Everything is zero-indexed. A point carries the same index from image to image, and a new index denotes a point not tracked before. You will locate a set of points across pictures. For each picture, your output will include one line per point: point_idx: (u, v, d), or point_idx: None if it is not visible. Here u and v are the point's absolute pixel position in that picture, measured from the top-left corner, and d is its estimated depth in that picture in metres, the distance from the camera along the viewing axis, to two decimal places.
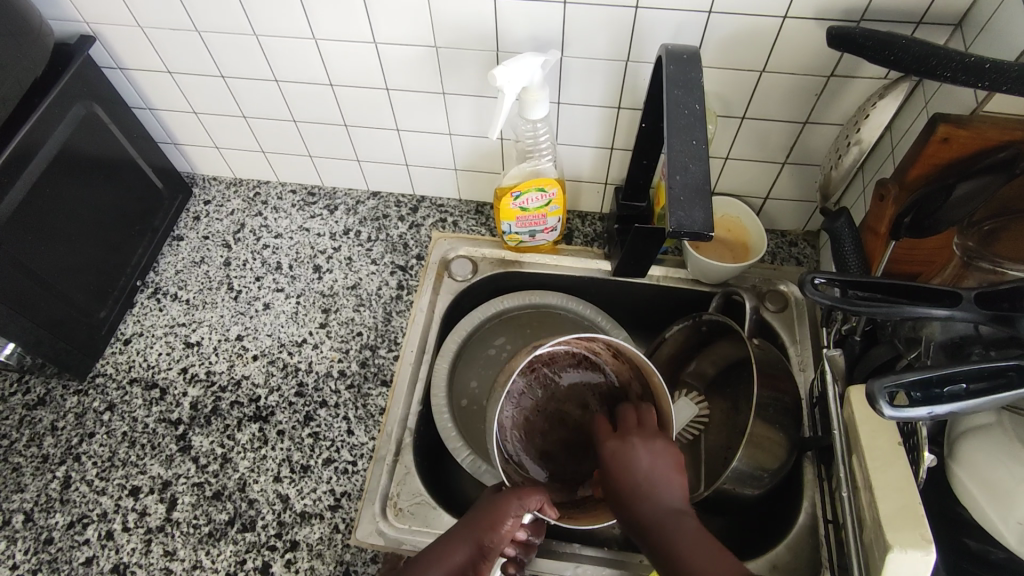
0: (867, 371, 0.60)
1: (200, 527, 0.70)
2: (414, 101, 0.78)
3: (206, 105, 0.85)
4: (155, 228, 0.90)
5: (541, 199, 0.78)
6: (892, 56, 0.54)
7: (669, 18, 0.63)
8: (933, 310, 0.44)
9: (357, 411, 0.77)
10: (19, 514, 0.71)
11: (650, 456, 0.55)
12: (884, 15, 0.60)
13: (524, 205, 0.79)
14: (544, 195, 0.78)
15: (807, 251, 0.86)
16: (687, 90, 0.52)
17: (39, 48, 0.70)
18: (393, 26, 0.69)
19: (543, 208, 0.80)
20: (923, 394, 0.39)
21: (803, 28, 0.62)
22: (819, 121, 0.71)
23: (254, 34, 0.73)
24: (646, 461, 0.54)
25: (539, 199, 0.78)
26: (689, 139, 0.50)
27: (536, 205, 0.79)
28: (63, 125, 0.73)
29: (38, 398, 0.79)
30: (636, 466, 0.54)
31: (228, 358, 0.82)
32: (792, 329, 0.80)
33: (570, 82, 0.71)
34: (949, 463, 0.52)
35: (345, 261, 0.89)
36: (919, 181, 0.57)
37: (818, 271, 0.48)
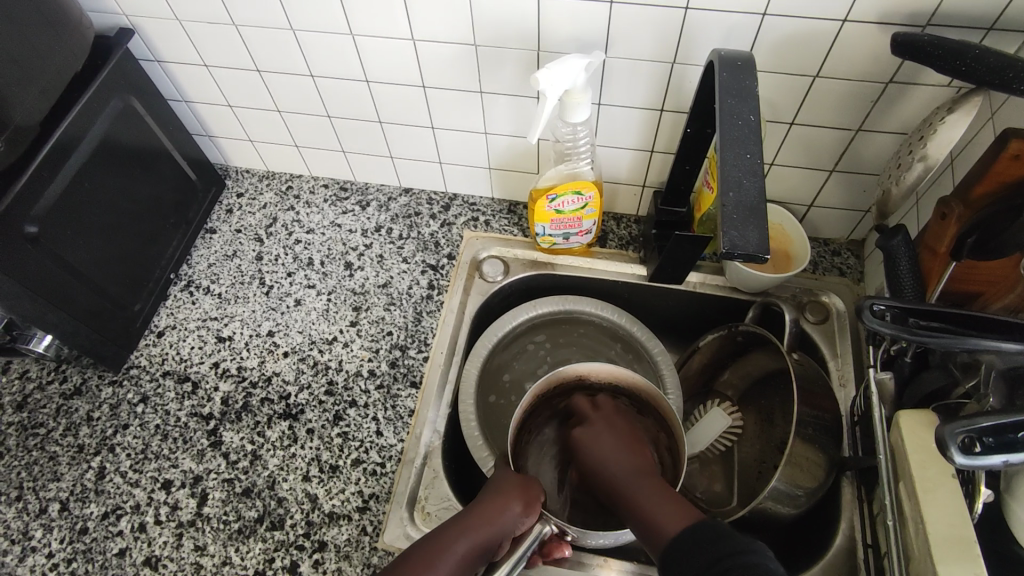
0: (918, 395, 0.57)
1: (230, 523, 0.70)
2: (450, 99, 0.76)
3: (241, 99, 0.84)
4: (189, 220, 0.90)
5: (576, 203, 0.76)
6: (963, 66, 0.50)
7: (720, 20, 0.60)
8: (1002, 342, 0.42)
9: (385, 411, 0.77)
10: (55, 502, 0.73)
11: (615, 446, 0.57)
12: (953, 20, 0.56)
13: (558, 208, 0.77)
14: (580, 199, 0.76)
15: (852, 261, 0.83)
16: (741, 100, 0.50)
17: (78, 39, 0.70)
18: (432, 24, 0.67)
19: (579, 212, 0.78)
20: (997, 440, 0.36)
21: (863, 33, 0.59)
22: (873, 129, 0.68)
23: (292, 30, 0.72)
24: (605, 438, 0.58)
25: (574, 202, 0.77)
26: (744, 151, 0.48)
27: (572, 208, 0.77)
28: (101, 118, 0.72)
29: (75, 387, 0.80)
30: (594, 441, 0.58)
31: (259, 353, 0.82)
32: (834, 342, 0.77)
33: (612, 84, 0.69)
34: (1006, 498, 0.49)
35: (376, 258, 0.89)
36: (984, 200, 0.54)
37: (877, 297, 0.46)
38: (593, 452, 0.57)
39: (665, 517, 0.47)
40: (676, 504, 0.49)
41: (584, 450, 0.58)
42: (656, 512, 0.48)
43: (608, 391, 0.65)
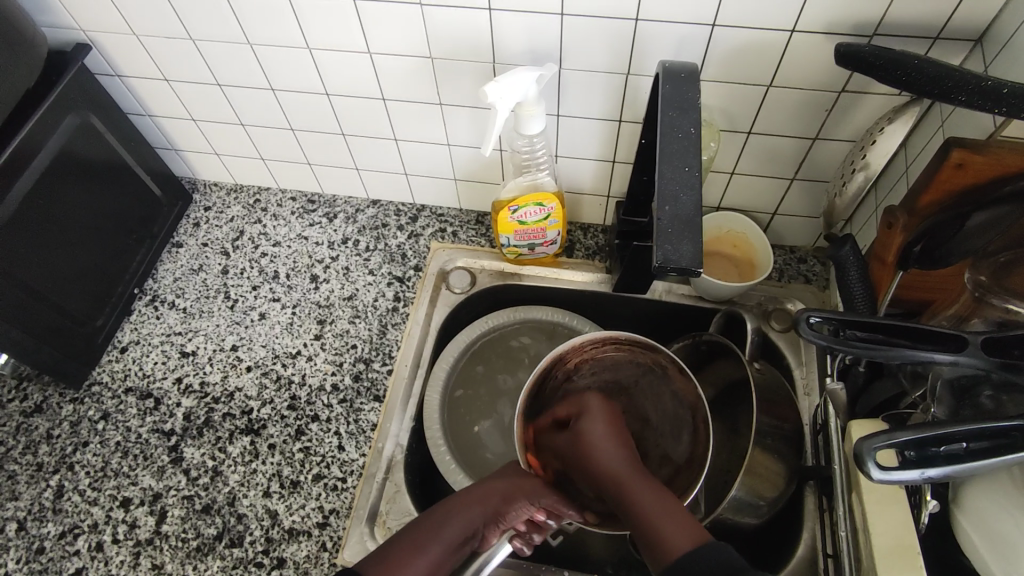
0: (870, 405, 0.57)
1: (188, 541, 0.70)
2: (410, 111, 0.76)
3: (205, 113, 0.84)
4: (154, 234, 0.89)
5: (540, 213, 0.76)
6: (903, 77, 0.50)
7: (670, 32, 0.60)
8: (935, 354, 0.42)
9: (348, 426, 0.76)
10: (12, 522, 0.72)
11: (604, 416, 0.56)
12: (900, 30, 0.57)
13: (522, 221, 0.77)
14: (545, 209, 0.76)
15: (817, 268, 0.83)
16: (682, 113, 0.50)
17: (33, 53, 0.69)
18: (386, 37, 0.67)
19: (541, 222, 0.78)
20: (917, 454, 0.36)
21: (812, 43, 0.59)
22: (829, 138, 0.68)
23: (249, 44, 0.72)
24: (595, 435, 0.54)
25: (539, 212, 0.76)
26: (682, 165, 0.48)
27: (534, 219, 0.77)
28: (58, 133, 0.72)
29: (35, 405, 0.79)
30: (607, 452, 0.52)
31: (222, 368, 0.81)
32: (799, 350, 0.77)
33: (569, 95, 0.69)
34: (952, 508, 0.49)
35: (342, 271, 0.88)
36: (931, 207, 0.53)
37: (814, 309, 0.45)
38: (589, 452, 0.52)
39: (675, 527, 0.43)
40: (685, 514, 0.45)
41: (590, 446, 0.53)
42: (666, 525, 0.44)
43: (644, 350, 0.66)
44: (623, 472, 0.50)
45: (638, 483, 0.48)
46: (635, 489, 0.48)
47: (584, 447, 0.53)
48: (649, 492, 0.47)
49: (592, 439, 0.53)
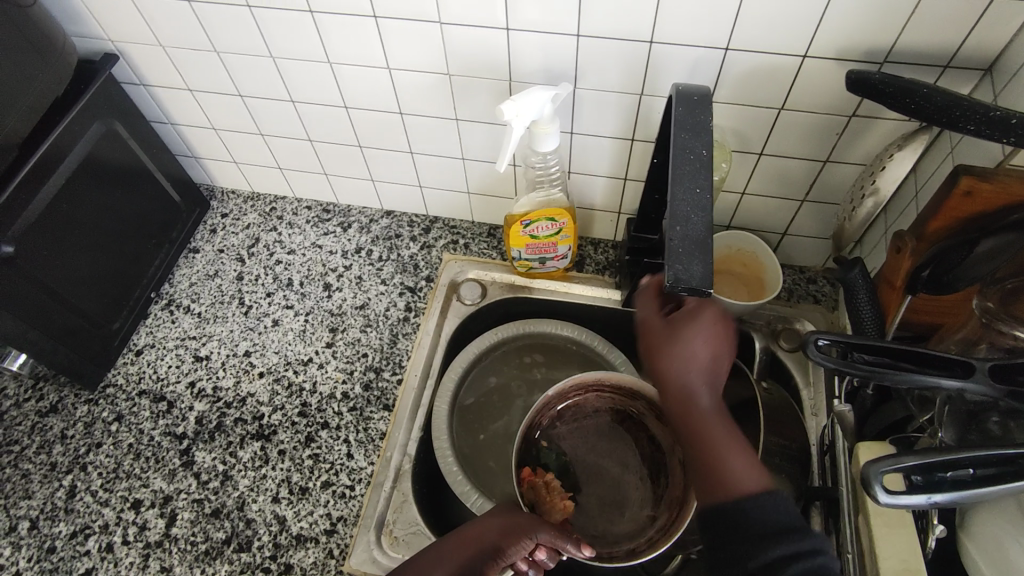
0: (878, 427, 0.57)
1: (197, 545, 0.71)
2: (427, 125, 0.78)
3: (225, 122, 0.86)
4: (171, 240, 0.91)
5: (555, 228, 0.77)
6: (913, 105, 0.51)
7: (684, 54, 0.62)
8: (940, 379, 0.43)
9: (357, 434, 0.77)
10: (25, 521, 0.73)
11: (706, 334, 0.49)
12: (911, 57, 0.58)
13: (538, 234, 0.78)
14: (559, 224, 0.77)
15: (826, 289, 0.83)
16: (695, 135, 0.51)
17: (62, 62, 0.71)
18: (405, 53, 0.68)
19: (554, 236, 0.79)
20: (924, 479, 0.37)
21: (823, 68, 0.60)
22: (840, 161, 0.69)
23: (271, 57, 0.74)
24: (695, 350, 0.49)
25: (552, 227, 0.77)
26: (694, 186, 0.49)
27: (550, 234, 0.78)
28: (83, 140, 0.74)
29: (50, 405, 0.81)
30: (698, 391, 0.48)
31: (235, 373, 0.83)
32: (806, 370, 0.77)
33: (583, 113, 0.70)
34: (958, 533, 0.49)
35: (355, 280, 0.90)
36: (939, 233, 0.54)
37: (821, 332, 0.45)
38: (681, 330, 0.49)
39: (746, 474, 0.45)
40: (750, 455, 0.46)
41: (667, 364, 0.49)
42: (734, 469, 0.45)
43: (626, 394, 0.73)
44: (704, 414, 0.47)
45: (719, 430, 0.47)
46: (714, 431, 0.47)
47: (689, 320, 0.50)
48: (724, 435, 0.47)
49: (690, 387, 0.48)
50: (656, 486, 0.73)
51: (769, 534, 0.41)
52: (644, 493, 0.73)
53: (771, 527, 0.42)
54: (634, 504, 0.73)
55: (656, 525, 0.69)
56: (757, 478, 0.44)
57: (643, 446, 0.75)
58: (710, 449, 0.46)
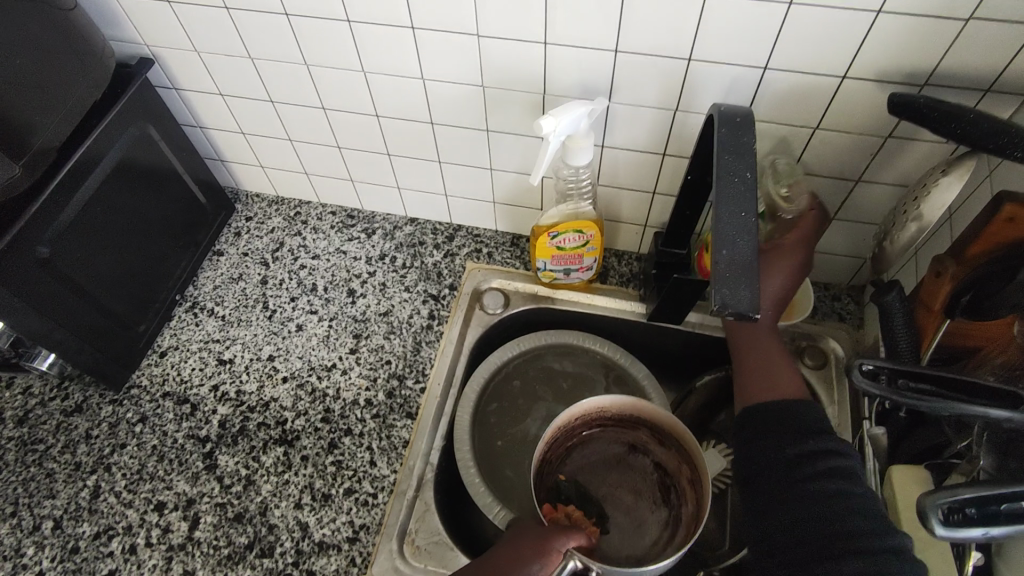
0: (910, 451, 0.57)
1: (220, 549, 0.71)
2: (457, 136, 0.78)
3: (254, 127, 0.86)
4: (197, 243, 0.91)
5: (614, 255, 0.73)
6: (957, 129, 0.51)
7: (721, 72, 0.62)
8: (990, 409, 0.42)
9: (380, 442, 0.77)
10: (49, 520, 0.73)
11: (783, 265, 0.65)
12: (951, 80, 0.57)
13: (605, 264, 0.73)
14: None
15: (851, 307, 0.83)
16: (737, 156, 0.51)
17: (100, 66, 0.72)
18: (441, 65, 0.69)
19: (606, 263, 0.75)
20: (979, 512, 0.36)
21: (862, 89, 0.60)
22: (873, 180, 0.69)
23: (305, 65, 0.74)
24: (778, 285, 0.65)
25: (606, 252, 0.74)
26: (738, 207, 0.48)
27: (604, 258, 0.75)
28: (118, 144, 0.74)
29: (75, 405, 0.81)
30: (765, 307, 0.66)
31: (258, 377, 0.83)
32: (831, 389, 0.76)
33: (615, 128, 0.71)
34: (995, 562, 0.49)
35: (378, 287, 0.90)
36: (979, 258, 0.54)
37: (867, 357, 0.47)
38: (766, 269, 0.65)
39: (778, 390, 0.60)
40: (796, 378, 0.62)
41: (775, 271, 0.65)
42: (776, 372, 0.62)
43: (631, 419, 0.72)
44: (762, 331, 0.65)
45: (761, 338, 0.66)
46: (766, 350, 0.64)
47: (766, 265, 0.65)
48: (774, 345, 0.65)
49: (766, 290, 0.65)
50: (671, 508, 0.73)
51: (812, 432, 0.54)
52: (660, 518, 0.73)
53: (812, 445, 0.53)
54: (653, 527, 0.73)
55: (675, 544, 0.69)
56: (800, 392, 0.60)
57: (654, 470, 0.74)
58: (764, 355, 0.64)
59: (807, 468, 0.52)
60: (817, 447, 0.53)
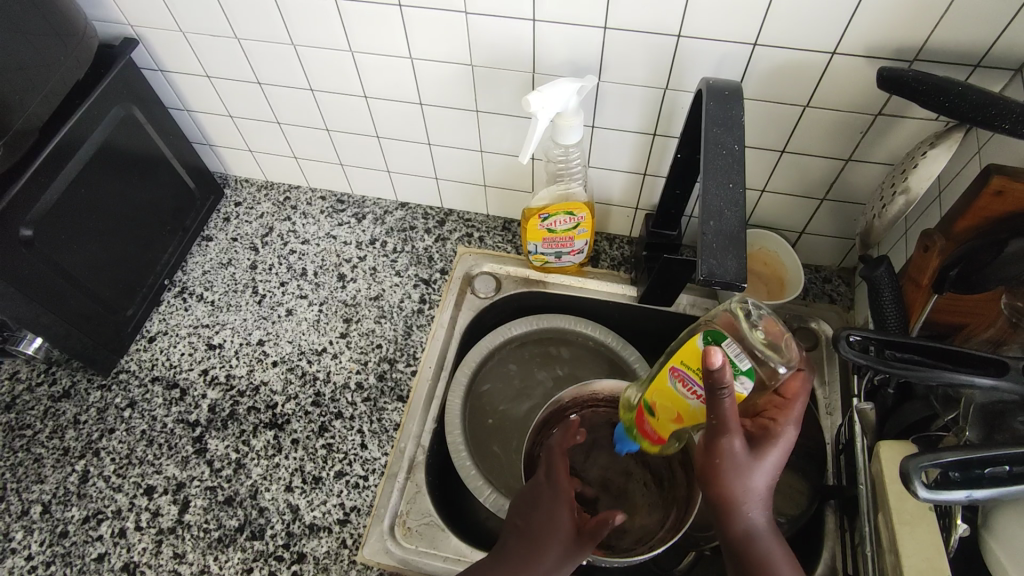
0: (899, 427, 0.57)
1: (210, 532, 0.70)
2: (447, 117, 0.77)
3: (242, 110, 0.86)
4: (186, 227, 0.91)
5: (693, 398, 0.54)
6: (945, 102, 0.51)
7: (711, 49, 0.61)
8: (974, 378, 0.42)
9: (371, 425, 0.77)
10: (37, 505, 0.73)
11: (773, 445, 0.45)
12: (940, 56, 0.57)
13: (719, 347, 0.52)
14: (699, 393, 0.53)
15: (842, 289, 0.83)
16: (726, 129, 0.50)
17: (82, 46, 0.71)
18: (429, 43, 0.68)
19: (653, 409, 0.59)
20: (962, 476, 0.37)
21: (852, 65, 0.60)
22: (862, 160, 0.69)
23: (292, 45, 0.73)
24: (761, 466, 0.44)
25: (692, 392, 0.54)
26: (726, 181, 0.48)
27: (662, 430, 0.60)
28: (101, 125, 0.73)
29: (63, 390, 0.81)
30: (748, 513, 0.44)
31: (248, 362, 0.82)
32: (822, 370, 0.76)
33: (606, 107, 0.70)
34: (982, 533, 0.49)
35: (369, 271, 0.89)
36: (967, 233, 0.54)
37: (854, 328, 0.47)
38: (744, 482, 0.44)
39: None
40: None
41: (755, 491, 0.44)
42: None
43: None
44: (753, 538, 0.44)
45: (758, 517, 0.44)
46: (767, 556, 0.44)
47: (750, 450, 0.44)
48: (774, 550, 0.44)
49: (745, 492, 0.44)
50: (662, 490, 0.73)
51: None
52: (648, 498, 0.73)
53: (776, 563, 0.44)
54: (642, 510, 0.72)
55: (666, 526, 0.69)
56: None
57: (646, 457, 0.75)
58: None
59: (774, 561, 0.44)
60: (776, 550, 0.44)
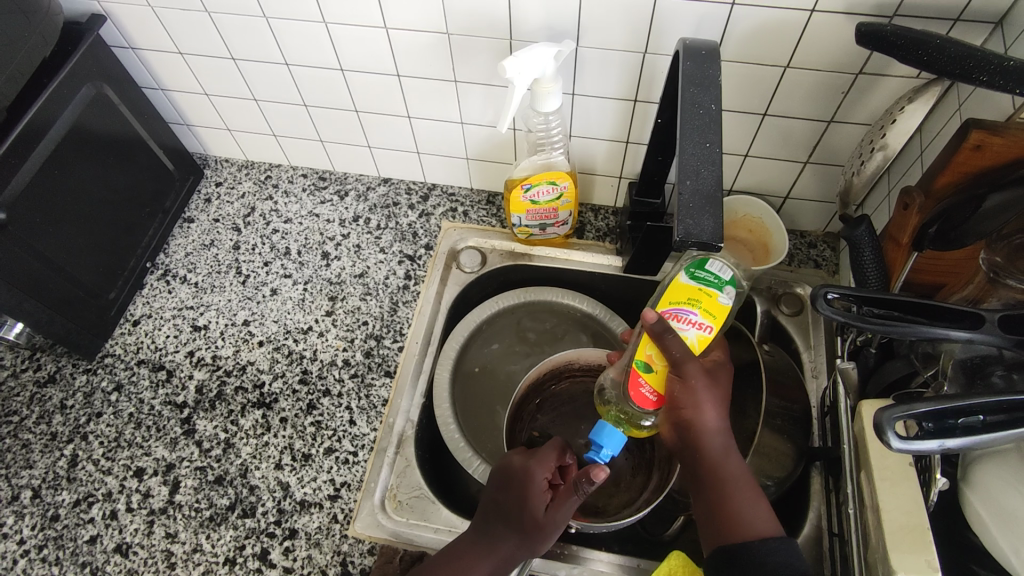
0: (881, 385, 0.57)
1: (201, 511, 0.71)
2: (425, 88, 0.76)
3: (216, 86, 0.84)
4: (166, 209, 0.90)
5: (688, 328, 0.55)
6: (924, 57, 0.50)
7: (689, 10, 0.60)
8: (950, 331, 0.43)
9: (359, 401, 0.77)
10: (27, 490, 0.73)
11: (714, 384, 0.54)
12: (920, 11, 0.57)
13: (695, 277, 0.57)
14: (694, 321, 0.55)
15: (827, 254, 0.83)
16: (703, 90, 0.50)
17: (47, 23, 0.69)
18: (402, 12, 0.67)
19: (649, 362, 0.54)
20: (936, 426, 0.38)
21: (832, 23, 0.59)
22: (844, 120, 0.68)
23: (264, 18, 0.71)
24: (717, 398, 0.54)
25: (688, 324, 0.55)
26: (703, 141, 0.48)
27: (660, 386, 0.54)
28: (72, 104, 0.72)
29: (48, 375, 0.80)
30: (710, 436, 0.54)
31: (234, 342, 0.82)
32: (807, 334, 0.77)
33: (585, 74, 0.69)
34: (961, 486, 0.49)
35: (353, 248, 0.89)
36: (946, 190, 0.54)
37: (832, 286, 0.47)
38: (694, 406, 0.53)
39: (756, 514, 0.51)
40: (760, 498, 0.53)
41: (700, 416, 0.53)
42: (738, 503, 0.52)
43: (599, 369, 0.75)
44: (718, 457, 0.54)
45: (713, 439, 0.54)
46: (728, 472, 0.53)
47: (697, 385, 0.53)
48: (737, 470, 0.54)
49: (700, 419, 0.53)
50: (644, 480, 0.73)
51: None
52: (632, 462, 0.75)
53: (724, 475, 0.53)
54: (625, 473, 0.74)
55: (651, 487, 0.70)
56: (774, 523, 0.51)
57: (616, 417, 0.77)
58: (722, 492, 0.53)
59: (722, 469, 0.53)
60: (727, 467, 0.53)
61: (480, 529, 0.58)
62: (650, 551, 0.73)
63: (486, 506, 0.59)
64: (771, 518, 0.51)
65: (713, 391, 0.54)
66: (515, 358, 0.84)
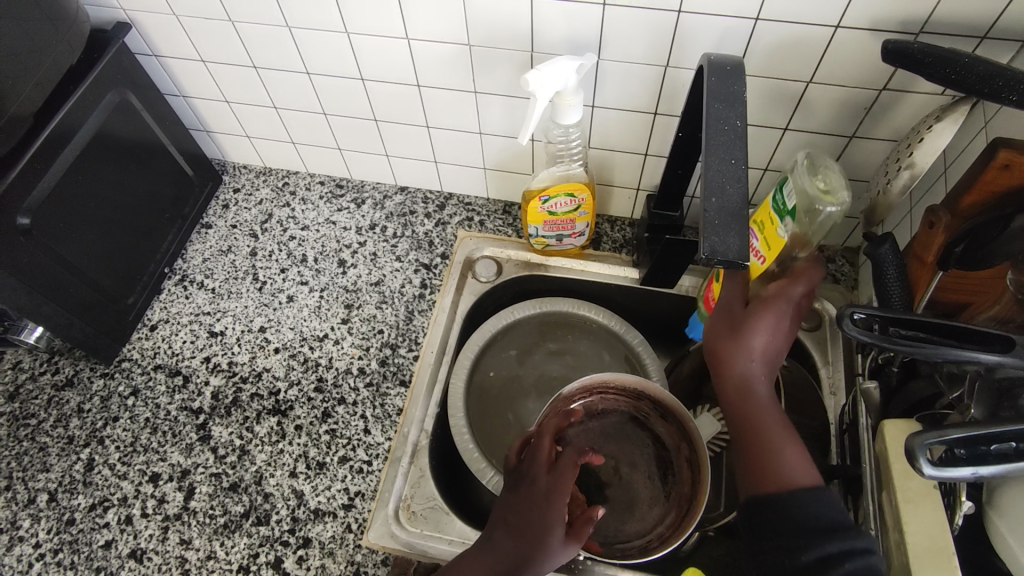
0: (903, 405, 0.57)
1: (215, 518, 0.71)
2: (445, 98, 0.76)
3: (238, 94, 0.84)
4: (184, 215, 0.90)
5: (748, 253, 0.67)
6: (952, 75, 0.50)
7: (712, 25, 0.60)
8: (980, 354, 0.42)
9: (374, 410, 0.77)
10: (44, 493, 0.73)
11: (769, 322, 0.51)
12: (947, 27, 0.56)
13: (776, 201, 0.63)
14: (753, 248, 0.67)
15: (846, 269, 0.82)
16: (728, 105, 0.50)
17: (74, 30, 0.69)
18: (424, 23, 0.67)
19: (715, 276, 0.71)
20: (968, 452, 0.37)
21: (857, 39, 0.59)
22: (867, 136, 0.67)
23: (287, 27, 0.72)
24: (769, 336, 0.50)
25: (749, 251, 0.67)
26: (728, 157, 0.48)
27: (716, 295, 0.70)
28: (96, 111, 0.73)
29: (66, 379, 0.81)
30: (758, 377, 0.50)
31: (250, 349, 0.82)
32: (826, 349, 0.76)
33: (605, 86, 0.69)
34: (986, 510, 0.49)
35: (370, 256, 0.89)
36: (973, 209, 0.53)
37: (858, 306, 0.46)
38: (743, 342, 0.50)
39: (790, 460, 0.47)
40: (800, 452, 0.48)
41: (748, 350, 0.50)
42: (774, 449, 0.48)
43: (633, 393, 0.75)
44: (762, 402, 0.49)
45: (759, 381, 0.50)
46: (771, 418, 0.49)
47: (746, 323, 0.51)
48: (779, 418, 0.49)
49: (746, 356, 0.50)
50: (663, 511, 0.72)
51: (821, 532, 0.43)
52: (652, 491, 0.74)
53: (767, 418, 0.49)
54: (643, 501, 0.74)
55: (670, 520, 0.71)
56: (812, 474, 0.46)
57: (642, 441, 0.76)
58: (761, 435, 0.48)
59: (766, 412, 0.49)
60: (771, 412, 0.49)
61: (487, 539, 0.57)
62: (664, 567, 0.72)
63: (495, 517, 0.58)
64: (809, 468, 0.47)
65: (765, 327, 0.50)
66: (529, 367, 0.84)
